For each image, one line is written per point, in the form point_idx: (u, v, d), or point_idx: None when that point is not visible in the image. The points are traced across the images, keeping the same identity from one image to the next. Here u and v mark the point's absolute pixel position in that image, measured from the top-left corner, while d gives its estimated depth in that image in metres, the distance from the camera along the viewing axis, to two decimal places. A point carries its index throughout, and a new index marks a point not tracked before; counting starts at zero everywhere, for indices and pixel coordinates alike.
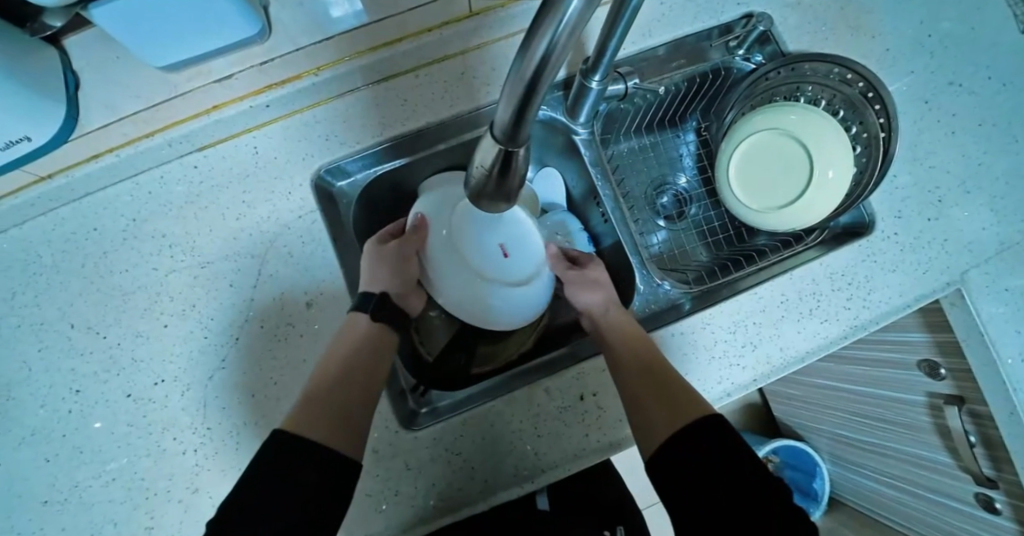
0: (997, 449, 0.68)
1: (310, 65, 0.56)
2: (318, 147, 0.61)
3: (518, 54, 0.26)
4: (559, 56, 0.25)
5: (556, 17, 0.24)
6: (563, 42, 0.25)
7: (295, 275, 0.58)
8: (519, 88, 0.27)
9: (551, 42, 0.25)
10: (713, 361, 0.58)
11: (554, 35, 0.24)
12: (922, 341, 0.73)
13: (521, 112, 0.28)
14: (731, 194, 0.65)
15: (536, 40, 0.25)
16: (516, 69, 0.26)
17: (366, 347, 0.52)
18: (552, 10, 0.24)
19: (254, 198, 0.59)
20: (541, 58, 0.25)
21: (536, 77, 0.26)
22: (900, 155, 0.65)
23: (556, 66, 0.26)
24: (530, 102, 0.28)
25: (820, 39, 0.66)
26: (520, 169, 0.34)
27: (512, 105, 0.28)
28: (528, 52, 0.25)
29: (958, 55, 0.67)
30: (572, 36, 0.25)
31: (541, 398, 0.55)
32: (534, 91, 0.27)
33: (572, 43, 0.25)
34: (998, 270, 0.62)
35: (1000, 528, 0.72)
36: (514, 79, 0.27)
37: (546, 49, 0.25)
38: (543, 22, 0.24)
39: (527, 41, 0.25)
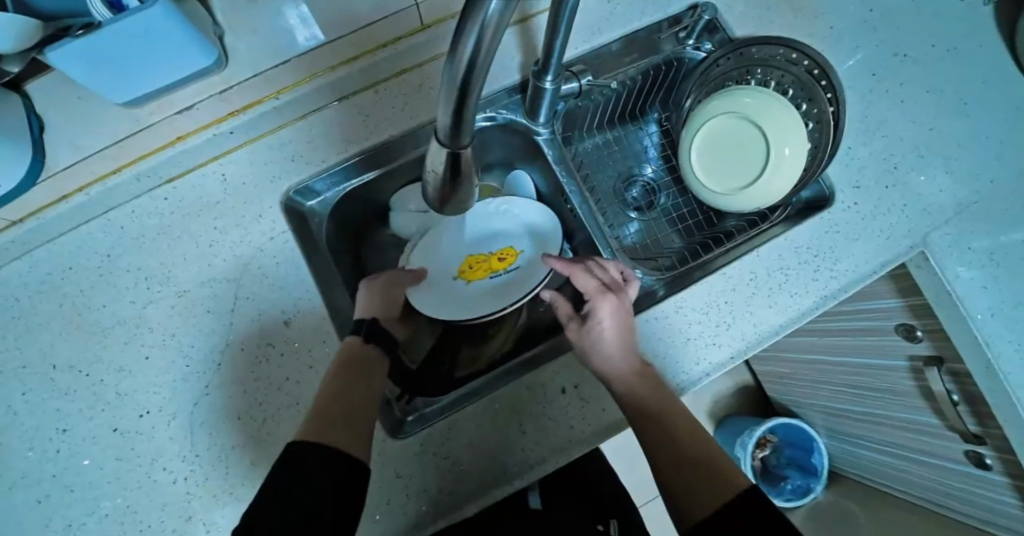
0: (978, 405, 0.70)
1: (270, 90, 0.57)
2: (284, 169, 0.61)
3: (448, 55, 0.27)
4: (486, 53, 0.26)
5: (481, 17, 0.25)
6: (487, 46, 0.26)
7: (271, 296, 0.58)
8: (454, 92, 0.28)
9: (479, 38, 0.25)
10: (689, 343, 0.59)
11: (481, 32, 0.25)
12: (897, 307, 0.75)
13: (461, 113, 0.29)
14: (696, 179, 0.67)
15: (465, 39, 0.26)
16: (450, 67, 0.27)
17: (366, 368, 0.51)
18: (476, 8, 0.24)
19: (225, 223, 0.60)
20: (469, 62, 0.26)
21: (466, 81, 0.27)
22: (855, 128, 0.66)
23: (487, 63, 0.27)
24: (467, 101, 0.29)
25: (766, 22, 0.68)
26: (470, 169, 0.35)
27: (449, 104, 0.28)
28: (458, 50, 0.26)
29: (899, 27, 0.70)
30: (498, 32, 0.26)
31: (523, 397, 0.56)
32: (469, 91, 0.28)
33: (498, 39, 0.26)
34: (957, 230, 0.65)
35: (992, 483, 0.73)
36: (449, 78, 0.28)
37: (473, 47, 0.26)
38: (468, 21, 0.25)
39: (455, 45, 0.26)
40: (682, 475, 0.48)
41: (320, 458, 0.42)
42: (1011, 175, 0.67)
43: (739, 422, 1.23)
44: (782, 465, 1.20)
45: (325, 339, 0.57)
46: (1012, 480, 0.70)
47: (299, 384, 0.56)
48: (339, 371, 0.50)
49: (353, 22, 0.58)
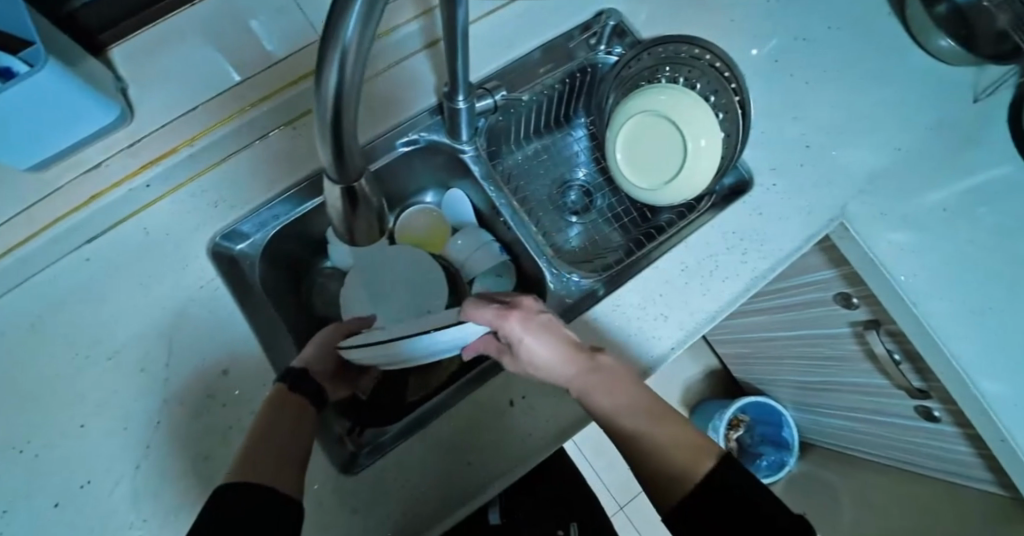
0: (917, 361, 0.72)
1: (182, 140, 0.56)
2: (208, 216, 0.60)
3: (314, 86, 0.27)
4: (350, 85, 0.27)
5: (338, 52, 0.25)
6: (350, 74, 0.26)
7: (206, 346, 0.56)
8: (327, 122, 0.28)
9: (341, 72, 0.26)
10: (630, 339, 0.60)
11: (342, 66, 0.26)
12: (831, 277, 0.78)
13: (339, 144, 0.30)
14: (623, 176, 0.68)
15: (327, 69, 0.26)
16: (318, 102, 0.28)
17: (294, 415, 0.48)
18: (332, 44, 0.25)
19: (151, 278, 0.58)
20: (335, 92, 0.27)
21: (336, 108, 0.27)
22: (766, 113, 0.69)
23: (355, 95, 0.28)
24: (343, 128, 0.29)
25: (671, 21, 0.70)
26: (366, 195, 0.36)
27: (325, 137, 0.29)
28: (323, 85, 0.27)
29: (796, 14, 0.74)
30: (360, 64, 0.27)
31: (472, 414, 0.56)
32: (341, 122, 0.29)
33: (361, 71, 0.27)
34: (873, 200, 0.68)
35: (944, 433, 0.76)
36: (320, 112, 0.28)
37: (337, 80, 0.26)
38: (328, 54, 0.25)
39: (319, 76, 0.27)
40: (646, 462, 0.45)
41: (249, 501, 0.39)
42: (915, 141, 0.71)
43: (712, 406, 1.26)
44: (756, 443, 1.24)
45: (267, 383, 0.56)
46: (961, 428, 0.73)
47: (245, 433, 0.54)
48: (266, 418, 0.47)
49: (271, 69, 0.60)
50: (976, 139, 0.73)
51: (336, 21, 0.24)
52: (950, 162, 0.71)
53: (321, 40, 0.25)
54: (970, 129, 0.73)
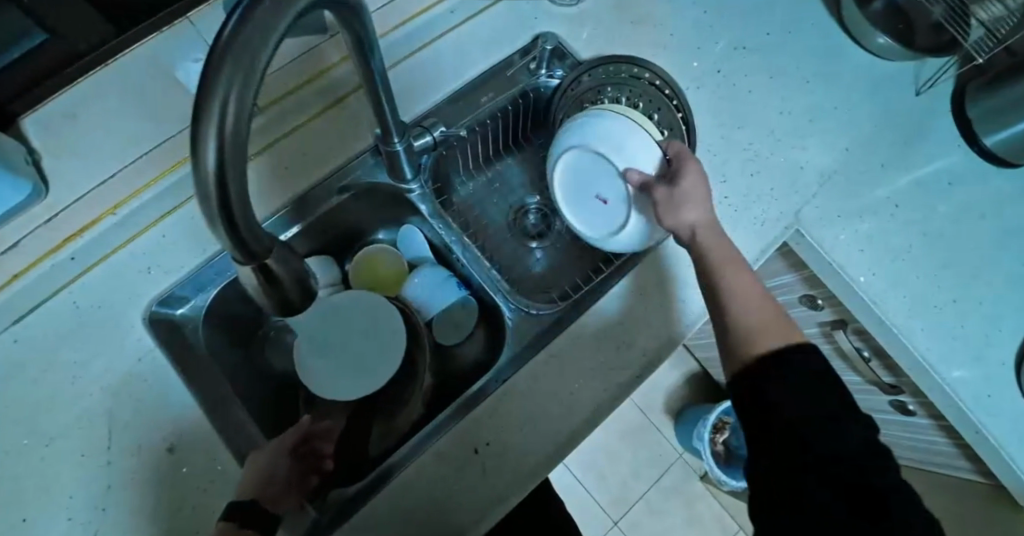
0: (885, 358, 0.72)
1: (104, 209, 0.55)
2: (141, 283, 0.57)
3: (194, 170, 0.25)
4: (234, 155, 0.25)
5: (214, 121, 0.24)
6: (232, 152, 0.25)
7: (149, 423, 0.53)
8: (214, 206, 0.26)
9: (221, 143, 0.24)
10: (594, 371, 0.57)
11: (220, 136, 0.24)
12: (795, 280, 0.77)
13: (234, 225, 0.27)
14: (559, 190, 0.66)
15: (205, 150, 0.24)
16: (200, 183, 0.25)
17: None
18: (204, 118, 0.24)
19: (85, 355, 0.55)
20: (218, 175, 0.25)
21: (222, 192, 0.25)
22: (713, 124, 0.69)
23: (241, 166, 0.26)
24: (237, 210, 0.27)
25: (609, 39, 0.70)
26: (280, 268, 0.34)
27: (216, 219, 0.26)
28: (202, 164, 0.24)
29: (734, 22, 0.73)
30: (242, 131, 0.25)
31: (438, 463, 0.54)
32: (232, 199, 0.26)
33: (245, 138, 0.26)
34: (826, 203, 0.68)
35: (919, 425, 0.76)
36: (204, 193, 0.25)
37: (218, 150, 0.24)
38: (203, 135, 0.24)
39: (197, 158, 0.25)
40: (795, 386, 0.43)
41: None
42: (862, 139, 0.71)
43: (695, 411, 1.20)
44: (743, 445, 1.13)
45: (216, 456, 0.53)
46: (935, 420, 0.72)
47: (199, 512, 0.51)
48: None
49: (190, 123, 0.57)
50: (921, 131, 0.73)
51: (207, 89, 0.24)
52: (898, 157, 0.71)
53: (193, 113, 0.24)
54: (915, 121, 0.73)
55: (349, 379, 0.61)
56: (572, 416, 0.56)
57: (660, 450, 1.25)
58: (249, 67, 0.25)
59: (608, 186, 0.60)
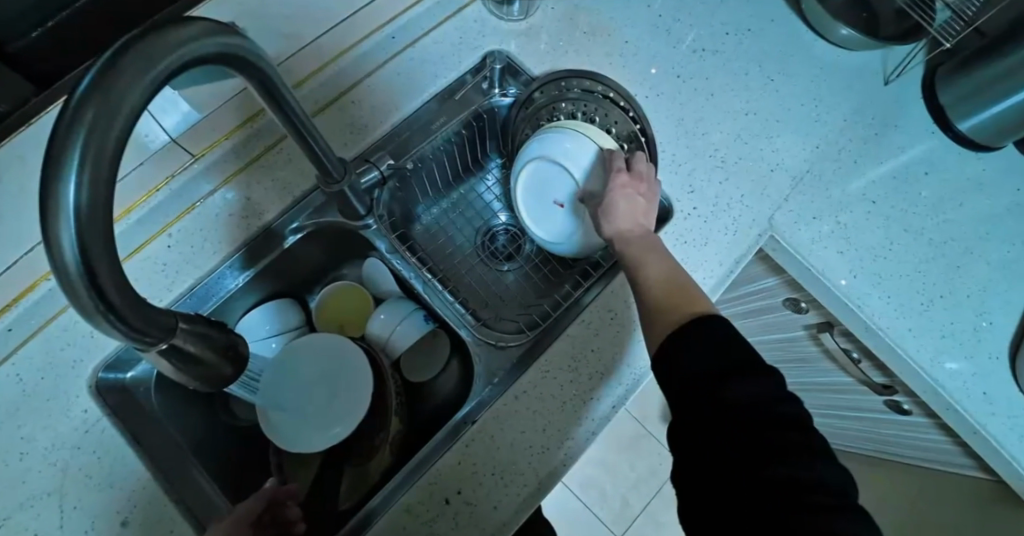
0: (876, 359, 0.69)
1: (40, 274, 0.53)
2: (86, 348, 0.54)
3: (51, 263, 0.23)
4: (94, 247, 0.23)
5: (65, 214, 0.22)
6: (90, 239, 0.23)
7: (101, 498, 0.50)
8: (82, 297, 0.24)
9: (77, 234, 0.22)
10: (567, 405, 0.55)
11: (74, 227, 0.22)
12: (776, 283, 0.75)
13: (114, 316, 0.25)
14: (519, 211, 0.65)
15: (56, 242, 0.22)
16: (64, 278, 0.23)
17: None
18: (50, 207, 0.22)
19: (31, 429, 0.52)
20: (74, 266, 0.23)
21: (85, 283, 0.23)
22: (676, 132, 0.66)
23: (108, 256, 0.24)
24: (113, 297, 0.25)
25: (562, 51, 0.67)
26: (194, 345, 0.31)
27: (89, 314, 0.24)
28: (58, 256, 0.22)
29: (690, 24, 0.71)
30: (102, 217, 0.23)
31: (405, 521, 0.51)
32: (102, 291, 0.24)
33: (107, 225, 0.23)
34: (799, 205, 0.66)
35: (916, 424, 0.73)
36: (71, 287, 0.23)
37: (75, 243, 0.22)
38: (49, 227, 0.22)
39: (51, 251, 0.22)
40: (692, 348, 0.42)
41: None
42: (831, 135, 0.69)
43: None
44: None
45: (174, 527, 0.50)
46: (933, 419, 0.69)
47: None
48: None
49: None
50: (892, 120, 0.70)
51: (53, 178, 0.21)
52: (870, 150, 0.69)
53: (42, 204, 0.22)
54: (885, 111, 0.71)
55: (312, 429, 0.57)
56: (547, 452, 0.53)
57: (660, 460, 1.22)
58: (99, 149, 0.22)
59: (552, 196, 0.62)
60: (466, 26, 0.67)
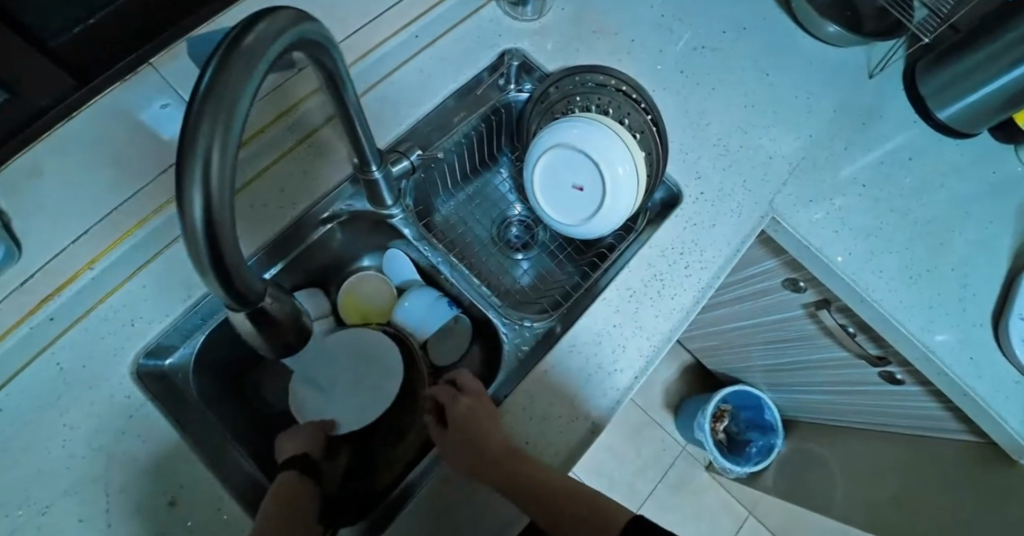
0: (871, 332, 0.74)
1: (82, 264, 0.54)
2: (126, 337, 0.56)
3: (179, 222, 0.25)
4: (219, 208, 0.25)
5: (198, 177, 0.24)
6: (217, 199, 0.25)
7: (149, 479, 0.52)
8: (202, 254, 0.26)
9: (205, 193, 0.24)
10: (593, 377, 0.58)
11: (204, 188, 0.24)
12: (776, 265, 0.79)
13: (225, 274, 0.27)
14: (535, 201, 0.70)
15: (188, 201, 0.24)
16: (189, 238, 0.25)
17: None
18: (186, 169, 0.24)
19: (73, 416, 0.53)
20: (202, 223, 0.25)
21: (208, 240, 0.25)
22: (681, 123, 0.71)
23: (228, 218, 0.26)
24: (227, 255, 0.27)
25: (573, 49, 0.71)
26: (276, 308, 0.34)
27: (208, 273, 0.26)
28: (188, 215, 0.25)
29: (691, 23, 0.76)
30: (226, 179, 0.25)
31: (445, 490, 0.53)
32: (221, 252, 0.26)
33: (229, 188, 0.25)
34: (797, 189, 0.70)
35: (908, 393, 0.78)
36: (195, 247, 0.26)
37: (203, 203, 0.24)
38: (185, 187, 0.24)
39: (181, 211, 0.25)
40: None
41: None
42: (823, 125, 0.74)
43: (692, 402, 1.25)
44: (743, 430, 1.22)
45: (222, 504, 0.51)
46: (924, 386, 0.74)
47: None
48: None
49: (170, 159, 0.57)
50: (877, 110, 0.76)
51: (187, 145, 0.24)
52: (859, 138, 0.74)
53: (176, 168, 0.24)
54: (871, 102, 0.76)
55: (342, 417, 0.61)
56: (577, 420, 0.56)
57: None
58: (225, 118, 0.24)
59: (569, 180, 0.66)
60: (482, 25, 0.71)
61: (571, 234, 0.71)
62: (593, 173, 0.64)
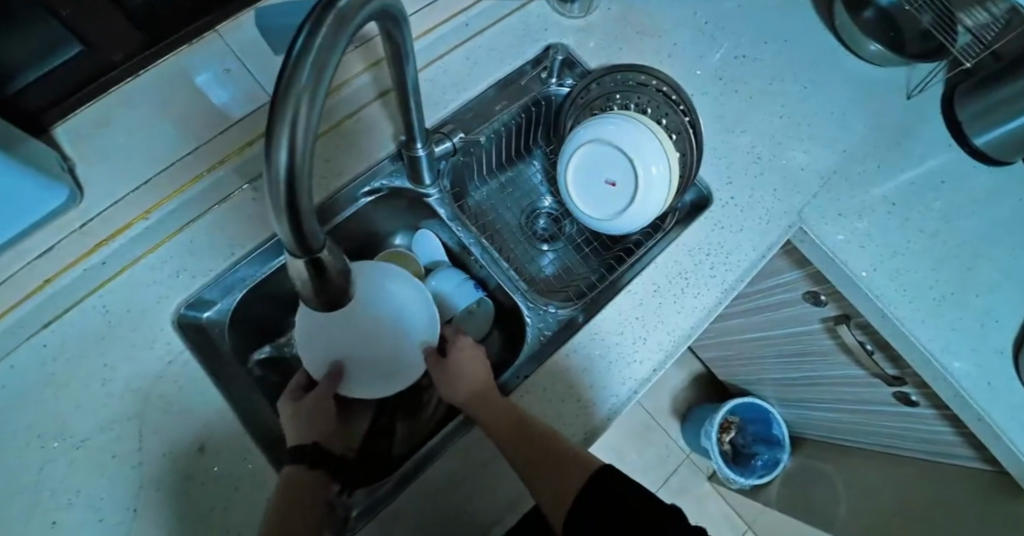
0: (890, 351, 0.74)
1: (139, 212, 0.57)
2: (170, 287, 0.58)
3: (266, 166, 0.27)
4: (302, 158, 0.27)
5: (287, 128, 0.26)
6: (302, 149, 0.27)
7: (180, 424, 0.54)
8: (280, 199, 0.28)
9: (291, 141, 0.27)
10: (613, 366, 0.59)
11: (291, 135, 0.26)
12: (799, 277, 0.80)
13: (296, 221, 0.29)
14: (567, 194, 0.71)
15: (276, 148, 0.27)
16: (271, 184, 0.28)
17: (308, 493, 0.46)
18: (278, 118, 0.26)
19: (115, 357, 0.55)
20: (286, 168, 0.27)
21: (289, 185, 0.27)
22: (716, 128, 0.72)
23: (307, 170, 0.28)
24: (301, 203, 0.29)
25: (616, 48, 0.73)
26: (335, 272, 0.35)
27: (283, 220, 0.28)
28: (273, 160, 0.27)
29: (734, 32, 0.77)
30: (310, 131, 0.27)
31: (462, 460, 0.55)
32: (296, 201, 0.28)
33: (311, 141, 0.28)
34: (827, 202, 0.71)
35: (922, 416, 0.78)
36: (274, 194, 0.28)
37: (289, 150, 0.27)
38: (276, 134, 0.26)
39: (268, 157, 0.27)
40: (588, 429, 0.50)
41: None
42: (858, 141, 0.74)
43: (699, 410, 1.25)
44: (749, 443, 1.23)
45: (247, 454, 0.53)
46: (939, 410, 0.74)
47: (234, 509, 0.51)
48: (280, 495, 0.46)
49: (225, 122, 0.60)
50: (913, 132, 0.76)
51: (281, 95, 0.26)
52: (893, 157, 0.75)
53: (267, 119, 0.26)
54: (907, 124, 0.77)
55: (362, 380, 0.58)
56: (594, 406, 0.58)
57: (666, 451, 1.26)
58: (315, 77, 0.27)
59: (607, 169, 0.67)
60: (529, 19, 0.73)
61: (599, 229, 0.72)
62: (626, 167, 0.65)
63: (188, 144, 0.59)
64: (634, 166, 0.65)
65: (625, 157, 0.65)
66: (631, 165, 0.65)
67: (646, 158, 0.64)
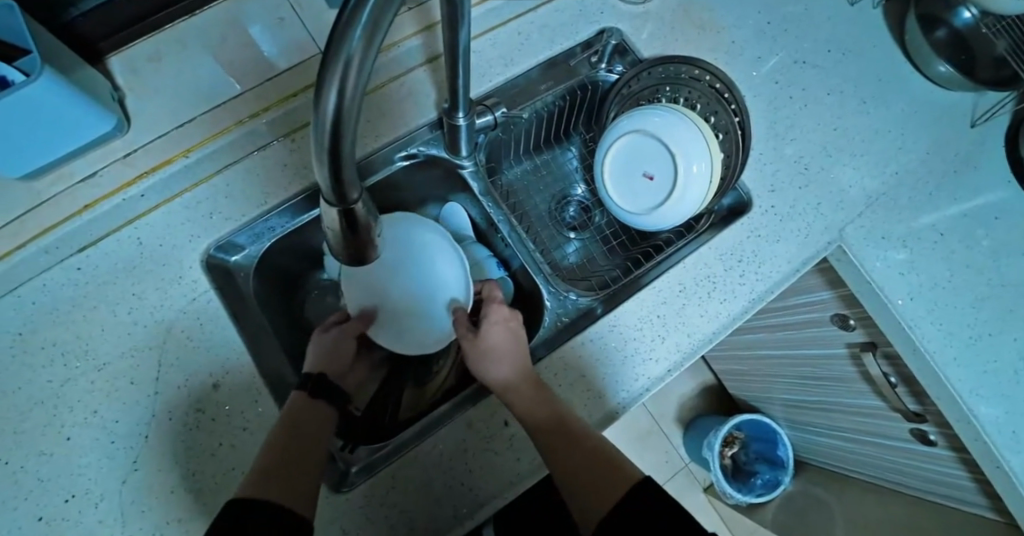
0: (914, 385, 0.72)
1: (179, 149, 0.57)
2: (203, 227, 0.59)
3: (314, 107, 0.27)
4: (349, 103, 0.26)
5: (339, 70, 0.25)
6: (352, 94, 0.26)
7: (197, 359, 0.55)
8: (324, 141, 0.27)
9: (341, 85, 0.26)
10: (628, 360, 0.58)
11: (342, 80, 0.26)
12: (829, 298, 0.78)
13: (336, 167, 0.29)
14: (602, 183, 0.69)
15: (327, 91, 0.26)
16: (317, 126, 0.27)
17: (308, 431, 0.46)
18: (332, 59, 0.25)
19: (143, 288, 0.57)
20: (333, 112, 0.26)
21: (334, 129, 0.27)
22: (765, 133, 0.70)
23: (353, 115, 0.27)
24: (343, 149, 0.28)
25: (673, 39, 0.71)
26: (367, 228, 0.35)
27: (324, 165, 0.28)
28: (322, 103, 0.26)
29: (797, 36, 0.74)
30: (362, 78, 0.27)
31: (466, 433, 0.55)
32: (339, 145, 0.28)
33: (362, 88, 0.27)
34: (870, 223, 0.68)
35: (937, 457, 0.75)
36: (318, 135, 0.28)
37: (338, 95, 0.26)
38: (328, 75, 0.25)
39: (318, 98, 0.26)
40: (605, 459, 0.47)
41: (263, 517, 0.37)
42: (912, 164, 0.71)
43: (706, 421, 1.24)
44: (751, 461, 1.20)
45: (258, 396, 0.54)
46: (957, 453, 0.71)
47: (238, 450, 0.52)
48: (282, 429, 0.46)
49: (274, 70, 0.61)
50: (972, 161, 0.73)
51: (338, 36, 0.25)
52: (947, 185, 0.71)
53: (321, 59, 0.26)
54: (967, 152, 0.73)
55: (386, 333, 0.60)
56: (603, 397, 0.57)
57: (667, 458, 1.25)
58: (373, 22, 0.26)
59: (647, 161, 0.65)
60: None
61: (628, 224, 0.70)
62: (667, 160, 0.64)
63: (236, 87, 0.60)
64: (674, 161, 0.63)
65: (665, 150, 0.64)
66: (672, 159, 0.63)
67: (687, 153, 0.63)
